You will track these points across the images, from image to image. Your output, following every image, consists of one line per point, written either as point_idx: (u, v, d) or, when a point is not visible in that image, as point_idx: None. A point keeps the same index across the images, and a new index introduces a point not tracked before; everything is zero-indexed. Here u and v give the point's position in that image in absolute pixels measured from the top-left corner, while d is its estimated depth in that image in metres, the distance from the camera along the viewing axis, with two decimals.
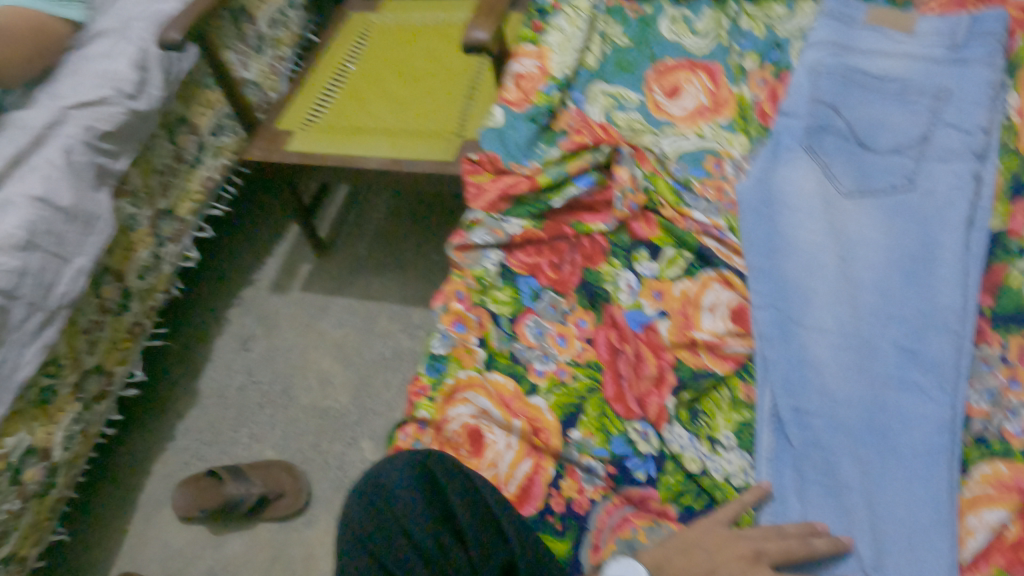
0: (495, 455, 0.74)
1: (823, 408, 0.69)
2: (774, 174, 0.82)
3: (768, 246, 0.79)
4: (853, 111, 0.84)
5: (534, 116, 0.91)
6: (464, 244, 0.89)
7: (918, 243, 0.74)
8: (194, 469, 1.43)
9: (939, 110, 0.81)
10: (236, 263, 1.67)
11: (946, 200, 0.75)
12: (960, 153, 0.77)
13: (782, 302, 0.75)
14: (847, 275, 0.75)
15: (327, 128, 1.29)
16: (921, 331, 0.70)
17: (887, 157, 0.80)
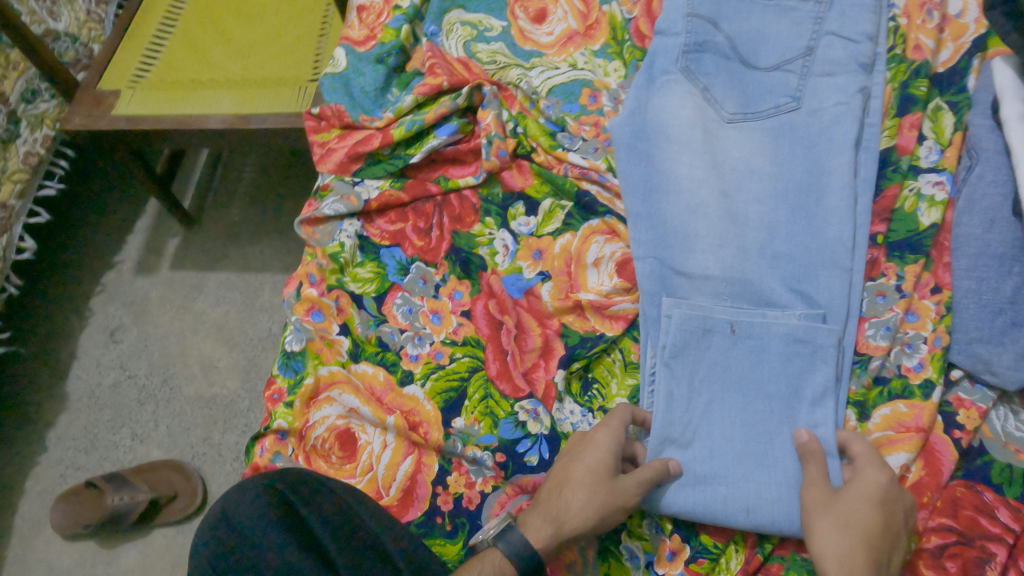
0: (370, 458, 0.68)
1: (717, 359, 0.65)
2: (647, 108, 0.75)
3: (649, 187, 0.72)
4: (732, 24, 0.75)
5: (381, 56, 0.83)
6: (314, 216, 0.78)
7: (804, 174, 0.69)
8: (72, 481, 1.28)
9: (823, 19, 0.73)
10: (90, 247, 1.47)
11: (829, 124, 0.69)
12: (844, 69, 0.71)
13: (668, 247, 0.69)
14: (732, 212, 0.69)
15: (159, 82, 1.13)
16: (811, 265, 0.66)
17: (765, 78, 0.73)
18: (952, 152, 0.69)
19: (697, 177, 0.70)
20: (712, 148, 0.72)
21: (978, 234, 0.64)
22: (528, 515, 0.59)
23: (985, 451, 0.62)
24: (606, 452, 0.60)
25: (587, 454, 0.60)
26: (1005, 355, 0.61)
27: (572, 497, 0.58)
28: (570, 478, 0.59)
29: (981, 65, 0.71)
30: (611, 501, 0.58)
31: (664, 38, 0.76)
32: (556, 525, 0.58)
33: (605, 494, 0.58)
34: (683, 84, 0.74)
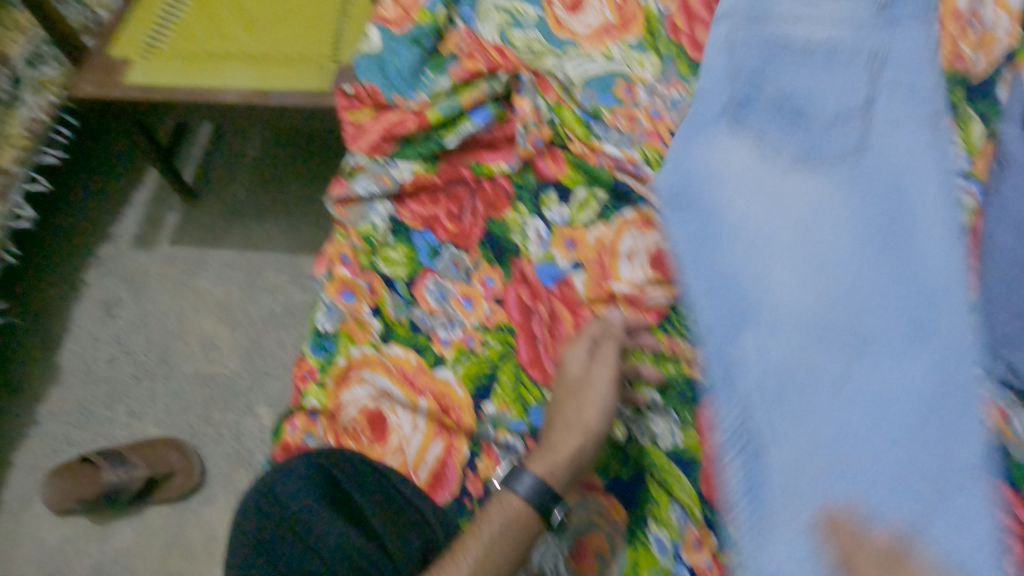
0: (400, 440, 0.68)
1: (801, 410, 0.59)
2: (716, 129, 0.70)
3: (715, 222, 0.67)
4: (788, 58, 0.73)
5: (416, 38, 0.82)
6: (345, 196, 0.79)
7: (872, 237, 0.64)
8: (65, 456, 1.25)
9: (885, 61, 0.70)
10: (88, 219, 1.44)
11: (905, 174, 0.65)
12: (915, 107, 0.68)
13: (744, 290, 0.64)
14: (814, 258, 0.64)
15: (173, 53, 1.10)
16: (901, 325, 0.61)
17: (828, 114, 0.70)
18: (981, 160, 0.71)
19: (768, 214, 0.67)
20: (786, 183, 0.68)
21: (1013, 244, 0.64)
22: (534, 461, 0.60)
23: (1007, 452, 0.63)
24: (570, 367, 0.65)
25: (560, 381, 0.64)
26: None
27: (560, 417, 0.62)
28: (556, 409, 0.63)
29: (1012, 76, 0.73)
30: (595, 405, 0.61)
31: (720, 57, 0.74)
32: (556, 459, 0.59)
33: (587, 402, 0.62)
34: (749, 112, 0.71)
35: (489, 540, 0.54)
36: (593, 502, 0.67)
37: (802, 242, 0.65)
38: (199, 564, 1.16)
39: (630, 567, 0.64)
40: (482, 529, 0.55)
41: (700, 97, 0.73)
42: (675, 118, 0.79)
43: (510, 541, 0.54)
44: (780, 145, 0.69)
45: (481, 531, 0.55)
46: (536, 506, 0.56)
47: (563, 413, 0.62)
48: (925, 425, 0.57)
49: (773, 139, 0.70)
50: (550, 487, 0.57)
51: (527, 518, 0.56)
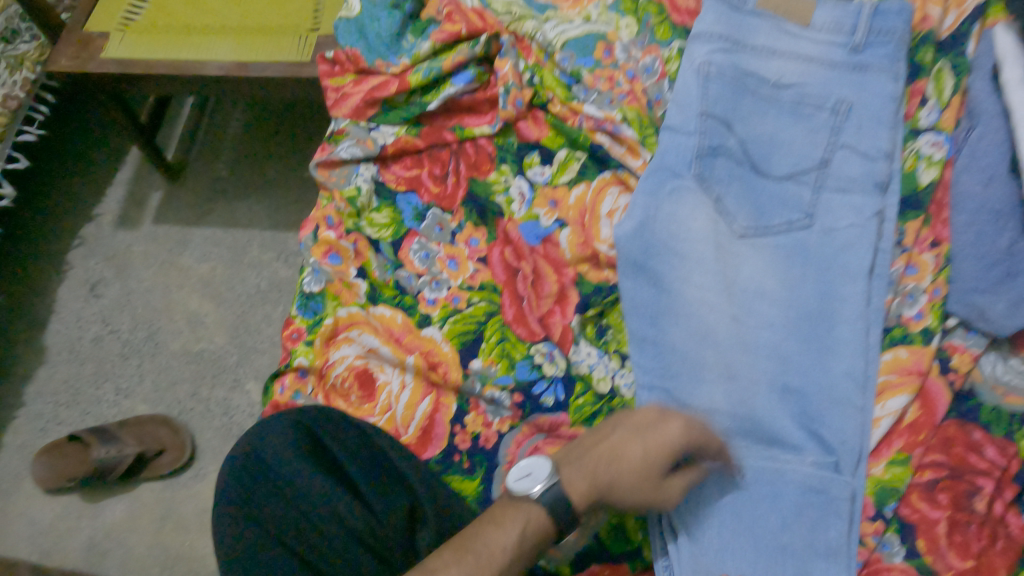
0: (389, 398, 0.69)
1: (742, 400, 0.64)
2: (692, 117, 0.72)
3: (674, 214, 0.70)
4: (769, 51, 0.75)
5: (395, 2, 0.82)
6: (330, 160, 0.79)
7: (816, 302, 0.66)
8: (53, 435, 1.25)
9: (860, 61, 0.73)
10: (68, 200, 1.43)
11: (858, 190, 0.69)
12: (878, 124, 0.71)
13: (694, 285, 0.68)
14: (763, 262, 0.69)
15: (150, 26, 1.09)
16: (836, 325, 0.65)
17: (791, 115, 0.73)
18: (950, 114, 0.73)
19: (727, 210, 0.70)
20: (744, 184, 0.71)
21: (978, 191, 0.68)
22: (573, 475, 0.56)
23: (975, 394, 0.66)
24: (675, 450, 0.55)
25: (655, 442, 0.55)
26: (999, 303, 0.65)
27: (618, 472, 0.56)
28: (626, 463, 0.55)
29: (982, 30, 0.75)
30: (650, 496, 0.56)
31: (703, 43, 0.76)
32: (594, 491, 0.56)
33: (651, 487, 0.55)
34: (725, 102, 0.73)
35: (518, 543, 0.53)
36: None
37: (756, 247, 0.69)
38: (192, 537, 1.17)
39: (615, 517, 0.65)
40: (514, 525, 0.54)
41: (679, 88, 0.75)
42: (650, 83, 0.80)
43: (534, 546, 0.54)
44: (747, 146, 0.72)
45: (513, 528, 0.53)
46: (558, 521, 0.54)
47: (616, 472, 0.56)
48: (849, 423, 0.62)
49: (741, 139, 0.72)
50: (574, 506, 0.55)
51: (550, 533, 0.55)
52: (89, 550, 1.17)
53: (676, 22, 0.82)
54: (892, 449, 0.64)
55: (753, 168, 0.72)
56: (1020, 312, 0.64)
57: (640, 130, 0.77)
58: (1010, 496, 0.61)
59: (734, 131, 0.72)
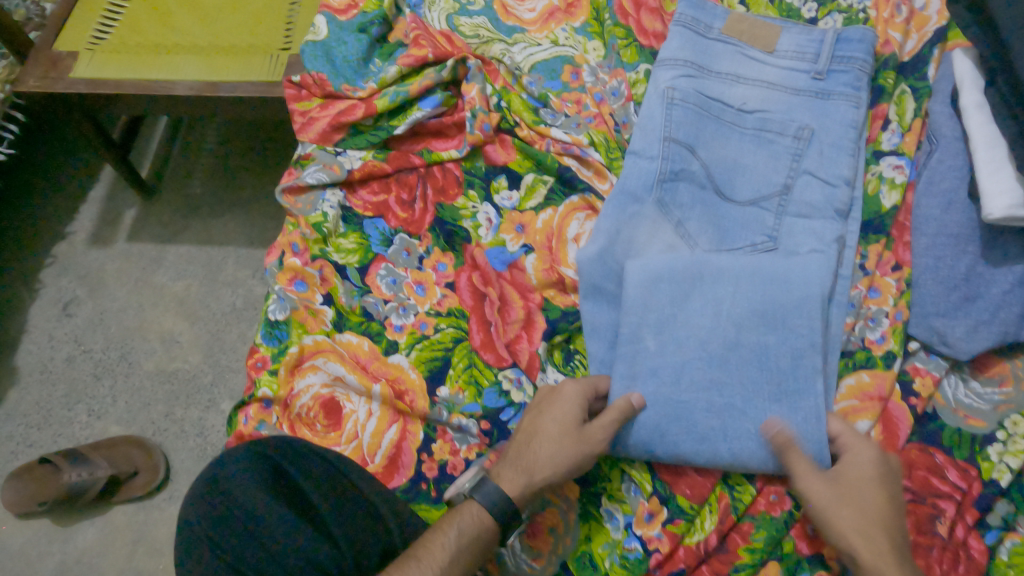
0: (355, 426, 0.69)
1: (699, 426, 0.64)
2: (656, 141, 0.72)
3: (633, 239, 0.71)
4: (733, 77, 0.76)
5: (363, 26, 0.83)
6: (296, 185, 0.78)
7: (779, 327, 0.66)
8: (24, 458, 1.23)
9: (822, 88, 0.74)
10: (42, 218, 1.42)
11: (818, 216, 0.70)
12: (839, 150, 0.72)
13: (652, 310, 0.67)
14: (727, 290, 0.67)
15: (122, 46, 1.08)
16: (797, 358, 0.64)
17: (754, 140, 0.73)
18: (911, 138, 0.74)
19: (689, 234, 0.71)
20: (708, 207, 0.71)
21: (937, 215, 0.69)
22: (502, 469, 0.60)
23: (937, 417, 0.66)
24: (573, 403, 0.62)
25: (556, 406, 0.62)
26: (958, 327, 0.66)
27: (538, 445, 0.60)
28: (539, 439, 0.60)
29: (942, 54, 0.77)
30: (578, 448, 0.60)
31: (668, 68, 0.76)
32: (528, 475, 0.59)
33: (571, 441, 0.60)
34: (689, 127, 0.73)
35: (458, 541, 0.56)
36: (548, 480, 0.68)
37: (725, 270, 0.67)
38: (166, 561, 1.15)
39: (582, 542, 0.65)
40: (450, 526, 0.57)
41: (644, 112, 0.75)
42: (617, 106, 0.81)
43: (475, 543, 0.57)
44: (711, 170, 0.72)
45: (451, 529, 0.57)
46: (493, 515, 0.58)
47: (535, 444, 0.60)
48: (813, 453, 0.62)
49: (705, 163, 0.72)
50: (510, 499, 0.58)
51: (490, 525, 0.58)
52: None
53: (643, 45, 0.83)
54: None
55: (718, 193, 0.72)
56: (977, 337, 0.65)
57: (608, 153, 0.78)
58: (971, 520, 0.62)
59: (698, 156, 0.72)
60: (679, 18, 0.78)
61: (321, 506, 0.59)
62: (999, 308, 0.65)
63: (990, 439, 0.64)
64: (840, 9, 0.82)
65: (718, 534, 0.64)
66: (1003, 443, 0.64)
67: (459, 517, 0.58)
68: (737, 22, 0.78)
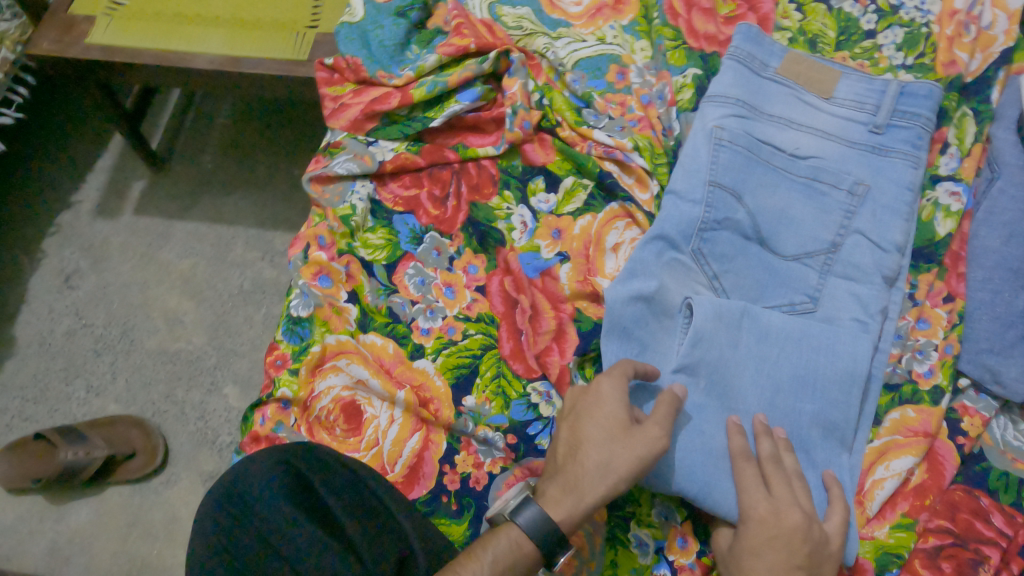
0: (376, 433, 0.66)
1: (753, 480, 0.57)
2: (699, 185, 0.68)
3: (671, 284, 0.66)
4: (786, 121, 0.72)
5: (401, 10, 0.79)
6: (324, 174, 0.74)
7: (821, 385, 0.62)
8: (19, 432, 1.20)
9: (879, 143, 0.70)
10: (47, 185, 1.38)
11: (864, 281, 0.66)
12: (893, 214, 0.68)
13: (713, 347, 0.62)
14: (774, 343, 0.63)
15: (141, 13, 1.04)
16: (831, 429, 0.62)
17: (804, 190, 0.69)
18: (970, 162, 0.71)
19: (724, 289, 0.67)
20: (749, 258, 0.68)
21: (995, 247, 0.67)
22: (546, 487, 0.57)
23: (984, 458, 0.64)
24: (614, 399, 0.57)
25: (596, 408, 0.57)
26: (1012, 367, 0.63)
27: (586, 452, 0.56)
28: (587, 443, 0.56)
29: (1008, 78, 0.74)
30: (633, 452, 0.54)
31: (717, 105, 0.72)
32: (576, 494, 0.55)
33: (621, 443, 0.55)
34: (735, 172, 0.69)
35: (492, 568, 0.53)
36: None
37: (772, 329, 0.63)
38: (160, 546, 1.12)
39: (608, 567, 0.62)
40: (485, 551, 0.54)
41: (687, 150, 0.71)
42: (663, 110, 0.77)
43: (513, 570, 0.53)
44: (756, 219, 0.68)
45: (485, 553, 0.53)
46: (536, 541, 0.54)
47: (584, 449, 0.56)
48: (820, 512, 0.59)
49: (750, 212, 0.68)
50: (555, 527, 0.54)
51: (527, 554, 0.54)
52: (51, 556, 1.12)
53: (693, 47, 0.79)
54: (895, 512, 0.62)
55: (760, 243, 0.68)
56: None
57: (652, 158, 0.74)
58: (1017, 571, 0.59)
59: (743, 204, 0.68)
60: (734, 53, 0.73)
61: (340, 508, 0.57)
62: None
63: None
64: (901, 23, 0.78)
65: None
66: None
67: (495, 541, 0.54)
68: (794, 63, 0.74)
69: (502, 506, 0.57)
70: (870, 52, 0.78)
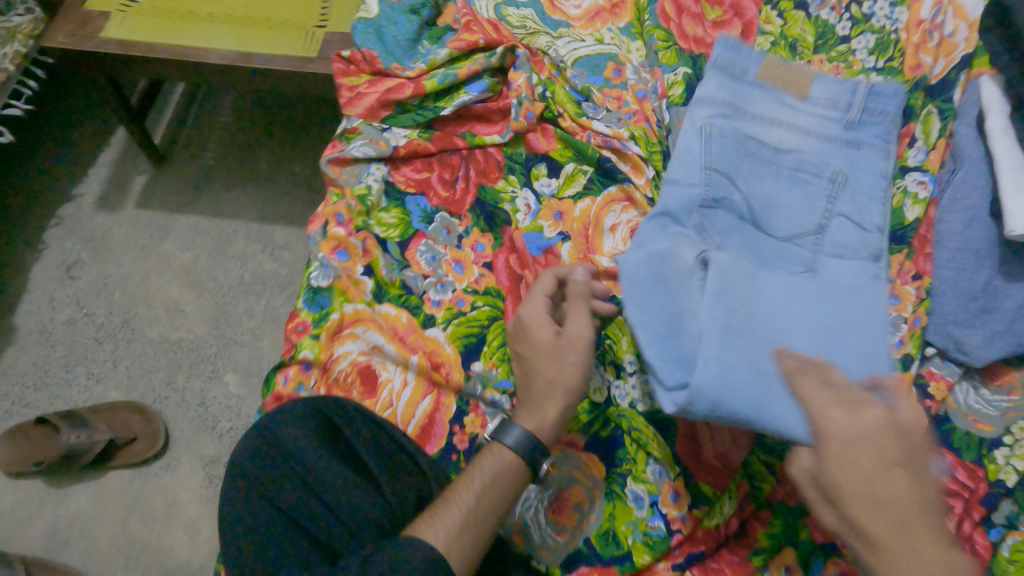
0: (390, 395, 0.70)
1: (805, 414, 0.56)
2: (697, 170, 0.68)
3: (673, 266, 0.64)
4: (769, 119, 0.74)
5: (415, 8, 0.85)
6: (342, 157, 0.79)
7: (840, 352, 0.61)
8: (18, 418, 1.22)
9: (853, 138, 0.74)
10: (49, 179, 1.40)
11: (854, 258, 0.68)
12: (870, 200, 0.72)
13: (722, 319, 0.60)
14: (777, 318, 0.63)
15: (156, 10, 1.08)
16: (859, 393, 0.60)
17: (789, 179, 0.72)
18: (936, 155, 0.77)
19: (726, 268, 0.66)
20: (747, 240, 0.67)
21: (959, 229, 0.72)
22: (519, 414, 0.62)
23: (949, 419, 0.70)
24: (535, 320, 0.63)
25: (526, 336, 0.63)
26: (975, 336, 0.70)
27: (534, 376, 0.61)
28: (531, 368, 0.62)
29: (969, 80, 0.76)
30: (566, 357, 0.60)
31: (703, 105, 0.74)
32: (541, 415, 0.60)
33: (557, 354, 0.61)
34: (728, 161, 0.70)
35: (482, 490, 0.57)
36: (573, 457, 0.71)
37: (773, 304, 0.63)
38: (159, 528, 1.14)
39: (606, 520, 0.68)
40: (474, 476, 0.58)
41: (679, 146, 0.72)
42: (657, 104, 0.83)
43: (505, 485, 0.58)
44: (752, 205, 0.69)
45: (474, 479, 0.58)
46: (520, 457, 0.59)
47: (531, 373, 0.62)
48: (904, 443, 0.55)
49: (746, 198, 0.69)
50: (539, 440, 0.59)
51: (515, 472, 0.59)
52: (50, 539, 1.13)
53: (684, 48, 0.83)
54: None
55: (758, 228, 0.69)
56: (994, 346, 0.69)
57: (648, 146, 0.79)
58: (977, 517, 0.66)
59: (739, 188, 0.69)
60: (716, 60, 0.75)
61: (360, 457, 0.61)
62: (1014, 321, 0.68)
63: (997, 443, 0.68)
64: (873, 30, 0.84)
65: (738, 518, 0.67)
66: (1009, 447, 0.68)
67: (480, 466, 0.59)
68: (773, 68, 0.75)
69: (488, 435, 0.62)
70: (845, 55, 0.86)
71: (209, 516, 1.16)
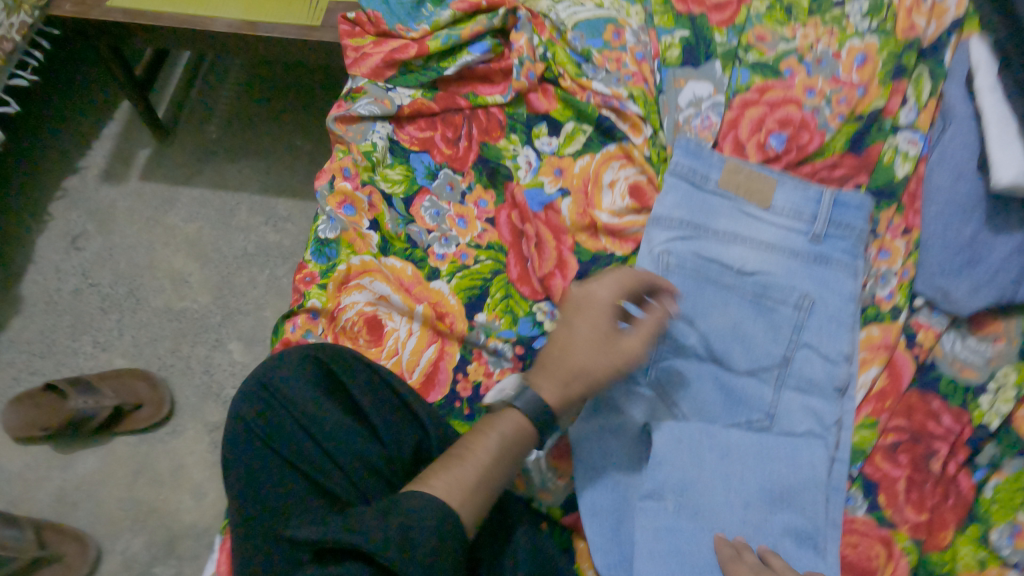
0: (396, 343, 0.72)
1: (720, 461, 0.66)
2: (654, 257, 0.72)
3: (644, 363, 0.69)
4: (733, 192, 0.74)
5: None
6: (349, 116, 0.82)
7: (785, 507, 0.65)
8: (26, 385, 1.23)
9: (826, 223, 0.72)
10: (54, 152, 1.42)
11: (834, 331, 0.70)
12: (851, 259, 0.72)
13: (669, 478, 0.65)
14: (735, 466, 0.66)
15: None
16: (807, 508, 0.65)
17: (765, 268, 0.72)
18: (926, 114, 0.78)
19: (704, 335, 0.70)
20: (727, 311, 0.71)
21: (947, 185, 0.73)
22: (541, 378, 0.62)
23: (935, 367, 0.71)
24: (604, 308, 0.64)
25: (582, 317, 0.64)
26: (961, 286, 0.70)
27: (573, 352, 0.62)
28: (573, 349, 0.63)
29: (959, 41, 0.78)
30: (614, 361, 0.62)
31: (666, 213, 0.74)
32: (563, 388, 0.62)
33: (607, 352, 0.63)
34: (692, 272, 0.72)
35: (498, 448, 0.58)
36: None
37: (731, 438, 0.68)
38: (166, 492, 1.15)
39: None
40: (486, 433, 0.58)
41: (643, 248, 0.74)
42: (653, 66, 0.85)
43: (516, 445, 0.59)
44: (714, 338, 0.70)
45: (488, 436, 0.58)
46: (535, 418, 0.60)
47: (573, 349, 0.63)
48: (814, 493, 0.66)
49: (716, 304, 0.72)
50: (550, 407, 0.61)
51: (528, 433, 0.60)
52: (57, 502, 1.13)
53: (679, 11, 0.86)
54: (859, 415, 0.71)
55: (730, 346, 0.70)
56: (980, 295, 0.70)
57: (645, 105, 0.82)
58: (962, 458, 0.68)
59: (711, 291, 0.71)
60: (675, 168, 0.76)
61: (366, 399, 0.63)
62: (997, 272, 0.69)
63: (983, 389, 0.69)
64: None
65: None
66: (993, 393, 0.69)
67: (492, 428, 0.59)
68: (733, 172, 0.75)
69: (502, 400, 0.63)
70: (837, 19, 0.85)
71: (214, 479, 1.17)
